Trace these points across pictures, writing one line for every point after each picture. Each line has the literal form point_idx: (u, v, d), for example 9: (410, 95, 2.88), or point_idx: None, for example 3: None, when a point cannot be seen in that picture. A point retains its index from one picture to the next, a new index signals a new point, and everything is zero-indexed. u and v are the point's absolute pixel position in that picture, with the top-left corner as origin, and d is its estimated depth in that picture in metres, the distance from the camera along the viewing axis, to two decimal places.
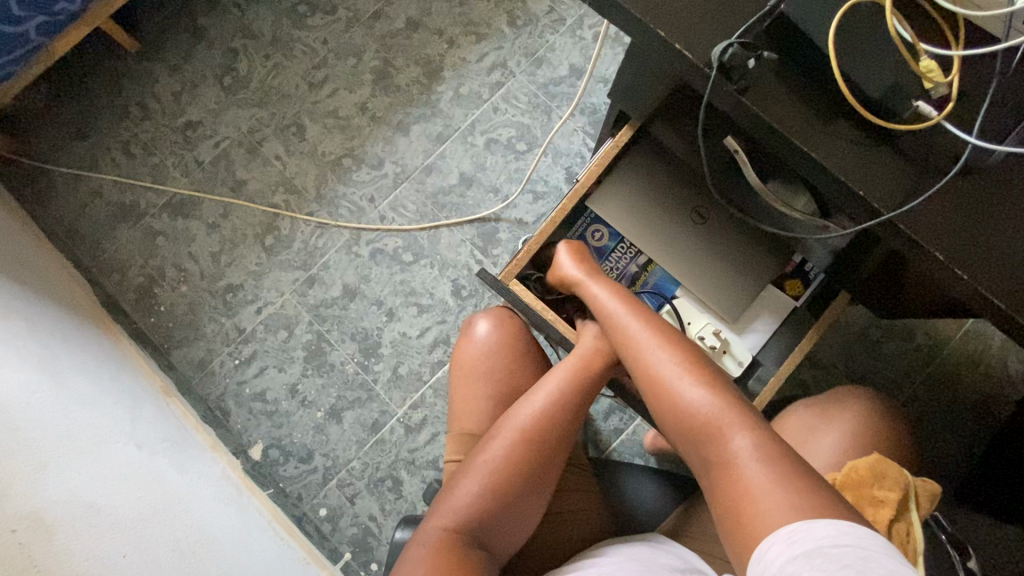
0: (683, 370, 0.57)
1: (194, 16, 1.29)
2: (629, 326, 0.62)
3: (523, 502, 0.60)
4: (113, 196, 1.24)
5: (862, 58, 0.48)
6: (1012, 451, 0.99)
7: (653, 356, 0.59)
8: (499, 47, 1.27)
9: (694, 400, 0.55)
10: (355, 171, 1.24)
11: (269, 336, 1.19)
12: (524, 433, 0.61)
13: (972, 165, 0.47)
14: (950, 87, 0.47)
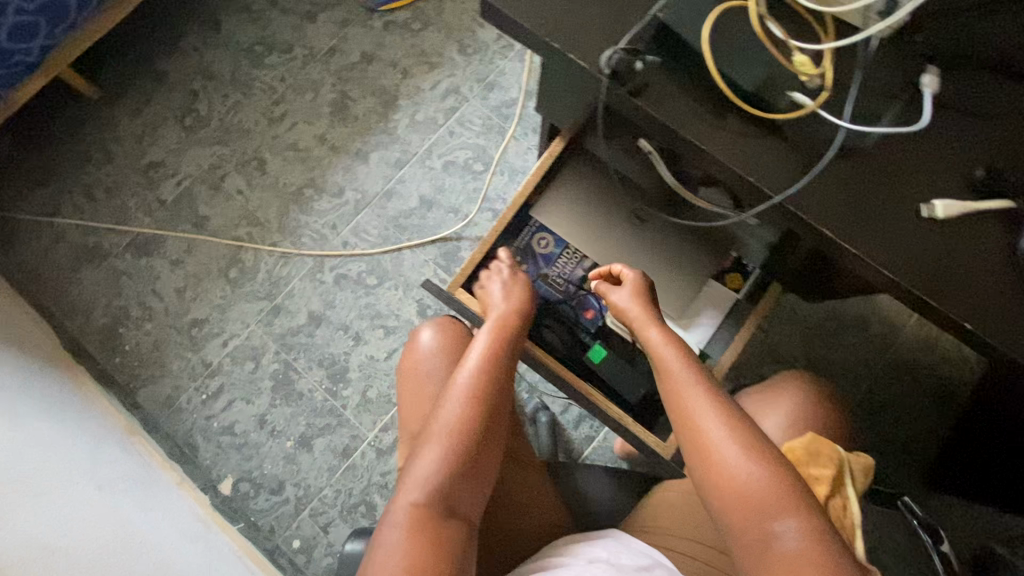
0: (738, 440, 0.54)
1: (154, 61, 1.33)
2: (683, 381, 0.58)
3: (483, 464, 0.59)
4: (76, 238, 1.25)
5: (734, 56, 0.52)
6: (971, 429, 1.01)
7: (704, 418, 0.56)
8: (451, 74, 1.32)
9: (752, 477, 0.52)
10: (316, 200, 1.27)
11: (236, 368, 1.19)
12: (467, 395, 0.61)
13: (849, 150, 0.50)
14: (823, 77, 0.52)
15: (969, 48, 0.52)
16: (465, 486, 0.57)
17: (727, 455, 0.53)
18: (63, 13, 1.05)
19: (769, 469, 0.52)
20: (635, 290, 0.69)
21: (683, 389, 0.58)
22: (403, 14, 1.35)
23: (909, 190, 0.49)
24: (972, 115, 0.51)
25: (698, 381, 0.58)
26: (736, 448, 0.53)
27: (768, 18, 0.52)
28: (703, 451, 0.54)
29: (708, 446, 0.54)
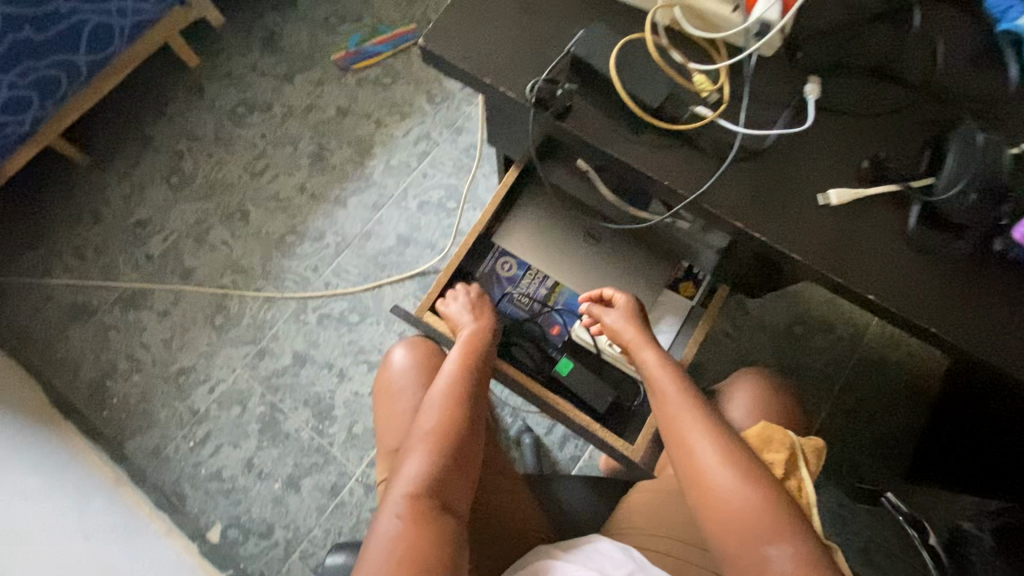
0: (732, 459, 0.56)
1: (141, 127, 1.41)
2: (678, 404, 0.61)
3: (467, 460, 0.61)
4: (65, 297, 1.29)
5: (642, 72, 0.53)
6: (942, 419, 1.05)
7: (696, 444, 0.58)
8: (422, 121, 1.40)
9: (747, 496, 0.54)
10: (298, 245, 1.32)
11: (223, 413, 1.21)
12: (450, 402, 0.65)
13: (749, 150, 0.53)
14: (722, 92, 0.54)
15: (862, 44, 0.54)
16: (456, 482, 0.59)
17: (722, 474, 0.56)
18: (54, 87, 1.13)
19: (763, 488, 0.55)
20: (626, 316, 0.73)
21: (681, 413, 0.61)
22: (375, 70, 1.44)
23: (812, 181, 0.52)
24: (872, 104, 0.53)
25: (692, 403, 0.61)
26: (728, 472, 0.56)
27: (661, 42, 0.54)
28: (700, 471, 0.57)
29: (704, 465, 0.57)
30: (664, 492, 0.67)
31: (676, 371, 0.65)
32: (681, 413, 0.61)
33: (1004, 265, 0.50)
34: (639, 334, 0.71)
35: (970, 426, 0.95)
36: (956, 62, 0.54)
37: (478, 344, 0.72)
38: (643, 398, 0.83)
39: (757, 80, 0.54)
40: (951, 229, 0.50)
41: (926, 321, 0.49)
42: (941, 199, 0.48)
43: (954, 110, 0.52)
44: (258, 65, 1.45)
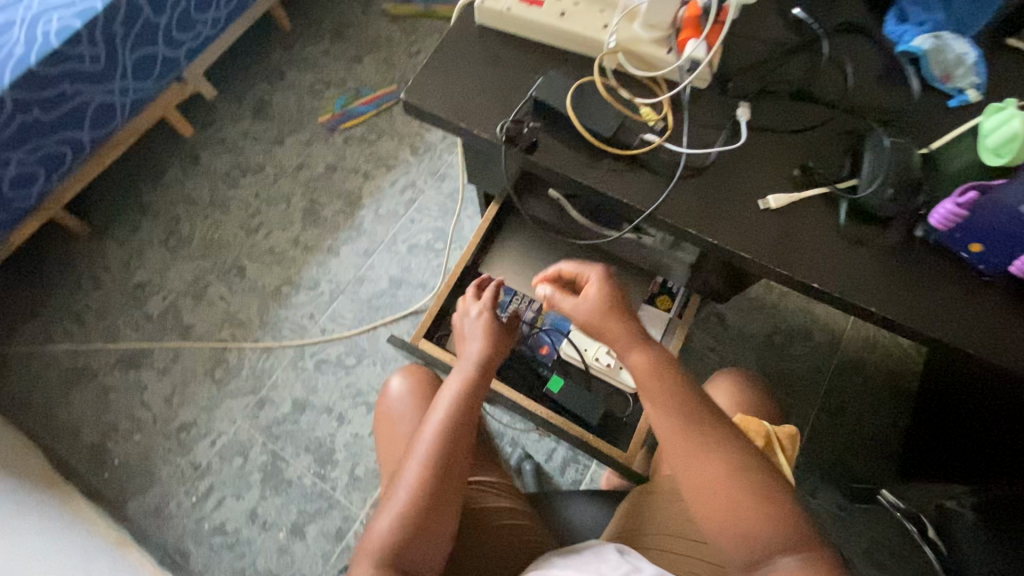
0: (732, 473, 0.51)
1: (140, 195, 1.49)
2: (671, 413, 0.55)
3: (440, 519, 0.59)
4: (67, 362, 1.32)
5: (595, 105, 0.61)
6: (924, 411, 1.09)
7: (703, 470, 0.52)
8: (407, 171, 1.49)
9: (749, 514, 0.50)
10: (293, 295, 1.37)
11: (225, 465, 1.22)
12: (436, 448, 0.61)
13: (695, 167, 0.60)
14: (666, 120, 0.61)
15: (781, 72, 0.63)
16: (428, 542, 0.58)
17: (719, 491, 0.51)
18: (59, 162, 1.21)
19: (765, 503, 0.50)
20: (592, 309, 0.61)
21: (676, 427, 0.54)
22: (360, 128, 1.54)
23: (752, 190, 0.59)
24: (796, 120, 0.61)
25: (689, 413, 0.54)
26: (736, 503, 0.50)
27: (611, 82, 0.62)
28: (698, 487, 0.52)
29: (702, 481, 0.52)
30: (655, 494, 0.71)
31: (671, 371, 0.57)
32: (694, 431, 0.54)
33: (928, 248, 0.56)
34: (628, 326, 0.60)
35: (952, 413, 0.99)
36: (865, 80, 0.62)
37: (469, 374, 0.65)
38: (633, 409, 0.87)
39: (697, 106, 0.62)
40: (878, 221, 0.57)
41: (867, 303, 0.55)
42: (863, 195, 0.55)
43: (866, 119, 0.60)
44: (250, 131, 1.55)
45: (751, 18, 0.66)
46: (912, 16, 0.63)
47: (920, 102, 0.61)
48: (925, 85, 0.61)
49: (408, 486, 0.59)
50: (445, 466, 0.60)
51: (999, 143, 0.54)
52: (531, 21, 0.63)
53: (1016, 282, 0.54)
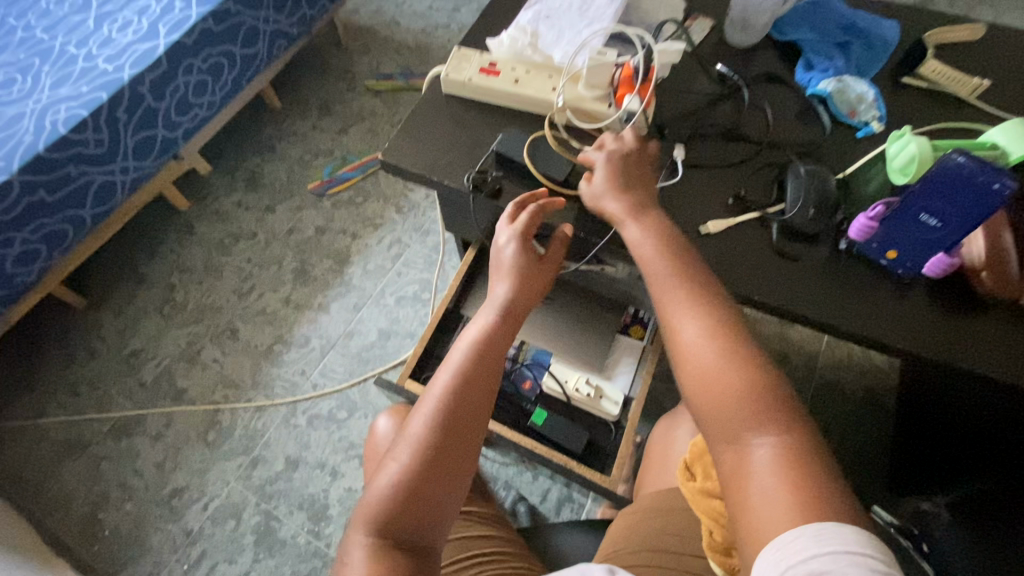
0: (721, 348, 0.52)
1: (136, 267, 1.55)
2: (667, 287, 0.56)
3: (456, 438, 0.58)
4: (59, 434, 1.33)
5: (549, 154, 0.69)
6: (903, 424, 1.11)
7: (683, 329, 0.54)
8: (393, 228, 1.58)
9: (730, 385, 0.50)
10: (285, 353, 1.41)
11: (218, 529, 1.21)
12: (463, 362, 0.61)
13: None
14: None
15: (710, 117, 0.72)
16: (448, 460, 0.57)
17: (704, 361, 0.52)
18: (62, 238, 1.28)
19: (749, 374, 0.50)
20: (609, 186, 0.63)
21: (674, 302, 0.55)
22: (347, 192, 1.64)
23: (692, 219, 0.66)
24: (726, 157, 0.69)
25: (680, 280, 0.56)
26: (718, 354, 0.51)
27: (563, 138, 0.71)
28: (686, 362, 0.53)
29: (691, 356, 0.53)
30: (637, 518, 0.74)
31: (681, 256, 0.58)
32: (676, 296, 0.56)
33: (852, 258, 0.63)
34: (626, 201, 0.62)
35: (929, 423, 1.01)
36: (784, 119, 0.71)
37: (509, 290, 0.64)
38: (616, 436, 0.91)
39: None
40: (806, 238, 0.64)
41: (803, 309, 0.61)
42: (789, 215, 0.63)
43: (786, 152, 0.69)
44: (243, 201, 1.64)
45: (680, 75, 0.76)
46: (817, 65, 0.73)
47: (834, 135, 0.70)
48: (836, 121, 0.70)
49: (432, 397, 0.59)
50: (472, 383, 0.60)
51: (904, 164, 0.62)
52: (490, 88, 0.72)
53: (932, 283, 0.61)
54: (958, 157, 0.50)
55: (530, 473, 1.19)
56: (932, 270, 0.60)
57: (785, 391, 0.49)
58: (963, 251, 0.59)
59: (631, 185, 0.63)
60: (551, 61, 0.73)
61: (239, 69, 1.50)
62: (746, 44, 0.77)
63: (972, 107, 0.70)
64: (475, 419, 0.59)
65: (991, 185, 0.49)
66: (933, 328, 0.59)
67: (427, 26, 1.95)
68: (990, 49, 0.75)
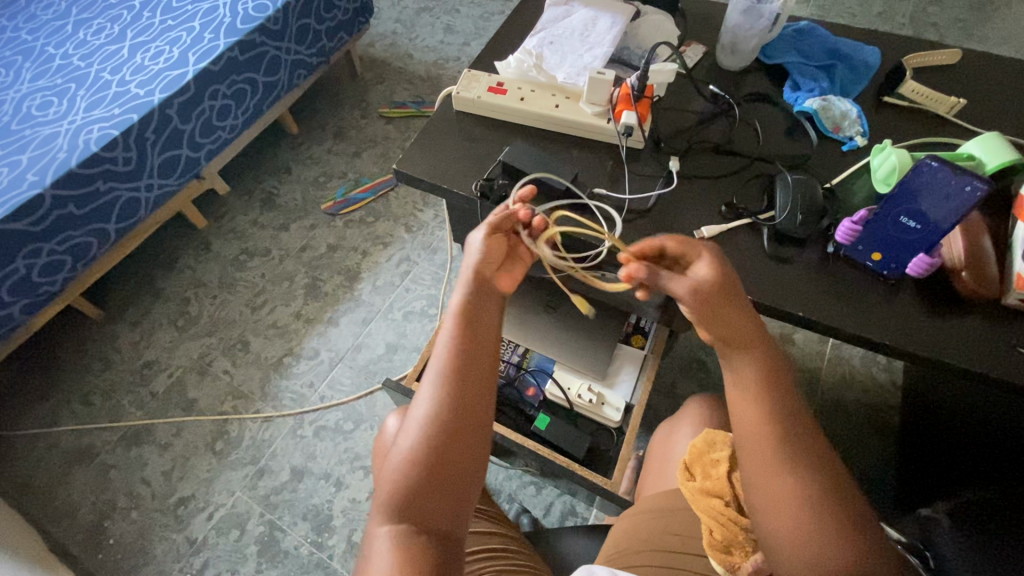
0: (813, 503, 0.49)
1: (153, 281, 1.60)
2: (752, 411, 0.53)
3: (462, 432, 0.53)
4: (70, 443, 1.35)
5: (552, 164, 0.73)
6: (909, 440, 1.09)
7: (782, 467, 0.51)
8: (402, 247, 1.62)
9: (818, 545, 0.49)
10: (294, 365, 1.44)
11: (222, 539, 1.21)
12: (457, 356, 0.55)
13: (636, 209, 0.71)
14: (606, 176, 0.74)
15: (704, 132, 0.77)
16: (453, 455, 0.52)
17: (799, 508, 0.49)
18: (87, 250, 1.34)
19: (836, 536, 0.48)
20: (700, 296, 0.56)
21: (763, 451, 0.52)
22: (359, 212, 1.70)
23: (688, 224, 0.70)
24: (719, 168, 0.74)
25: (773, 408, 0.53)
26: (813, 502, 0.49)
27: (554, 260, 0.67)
28: (777, 514, 0.50)
29: (788, 506, 0.50)
30: (640, 517, 0.75)
31: (773, 394, 0.54)
32: (764, 430, 0.52)
33: (840, 261, 0.66)
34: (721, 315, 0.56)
35: (935, 434, 0.99)
36: (772, 136, 0.76)
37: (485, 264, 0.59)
38: (617, 441, 0.93)
39: (638, 161, 0.75)
40: (796, 242, 0.68)
41: (794, 307, 0.64)
42: (779, 220, 0.66)
43: (776, 163, 0.73)
44: (258, 220, 1.71)
45: (676, 94, 0.82)
46: (803, 85, 0.79)
47: (820, 148, 0.75)
48: (822, 136, 0.75)
49: (430, 382, 0.54)
50: (472, 377, 0.55)
51: (886, 175, 0.66)
52: (498, 105, 0.78)
53: (918, 284, 0.64)
54: (931, 162, 0.54)
55: (533, 486, 1.19)
56: (915, 270, 0.63)
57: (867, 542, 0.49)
58: (944, 252, 0.63)
59: (722, 306, 0.56)
60: (555, 82, 0.79)
61: (261, 95, 1.59)
62: (736, 67, 0.83)
63: (950, 123, 0.75)
64: (485, 406, 0.55)
65: (964, 187, 0.53)
66: (919, 328, 0.62)
67: (438, 59, 2.05)
68: (965, 71, 0.81)
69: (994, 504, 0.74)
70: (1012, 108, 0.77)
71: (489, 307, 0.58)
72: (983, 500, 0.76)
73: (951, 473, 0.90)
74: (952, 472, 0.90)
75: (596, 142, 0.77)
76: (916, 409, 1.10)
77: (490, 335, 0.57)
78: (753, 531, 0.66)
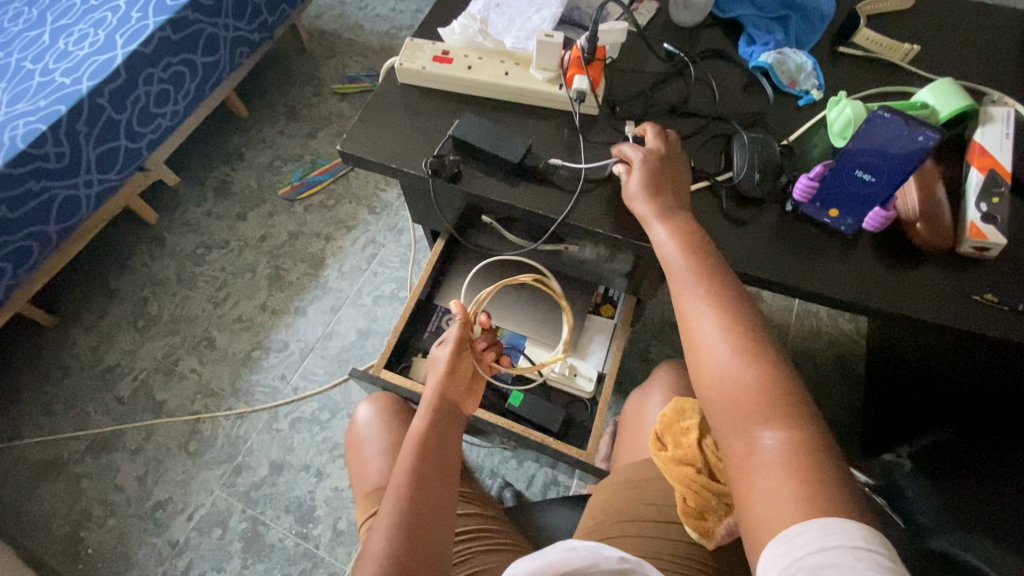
0: (738, 332, 0.51)
1: (107, 282, 1.53)
2: (688, 280, 0.56)
3: (432, 503, 0.56)
4: (35, 455, 1.31)
5: (503, 135, 0.70)
6: (873, 389, 1.12)
7: (703, 322, 0.53)
8: (367, 230, 1.57)
9: (738, 395, 0.48)
10: (264, 358, 1.40)
11: (204, 539, 1.20)
12: (415, 472, 0.58)
13: (593, 179, 0.69)
14: (561, 146, 0.71)
15: (658, 94, 0.75)
16: (426, 523, 0.55)
17: (721, 363, 0.50)
18: (27, 256, 1.26)
19: (763, 370, 0.49)
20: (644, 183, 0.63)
21: (686, 310, 0.55)
22: (318, 195, 1.64)
23: None
24: (675, 130, 0.72)
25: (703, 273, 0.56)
26: (730, 348, 0.50)
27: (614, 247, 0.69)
28: (702, 362, 0.52)
29: (706, 354, 0.52)
30: (614, 488, 0.76)
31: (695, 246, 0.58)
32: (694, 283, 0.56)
33: (799, 219, 0.66)
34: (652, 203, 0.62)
35: (899, 378, 1.02)
36: (729, 94, 0.74)
37: (445, 388, 0.68)
38: (591, 411, 0.94)
39: (593, 128, 0.73)
40: (755, 203, 0.67)
41: (756, 271, 0.64)
42: (737, 181, 0.65)
43: (732, 123, 0.72)
44: (213, 211, 1.63)
45: (630, 55, 0.79)
46: (758, 39, 0.76)
47: (777, 103, 0.73)
48: (779, 91, 0.74)
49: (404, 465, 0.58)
50: (433, 494, 0.57)
51: (842, 128, 0.66)
52: (443, 75, 0.74)
53: (874, 238, 0.64)
54: (884, 113, 0.54)
55: (515, 460, 1.20)
56: (871, 224, 0.62)
57: (781, 392, 0.47)
58: (898, 203, 0.62)
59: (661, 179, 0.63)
60: (503, 47, 0.75)
61: (201, 77, 1.50)
62: (690, 22, 0.80)
63: (904, 71, 0.74)
64: (444, 486, 0.58)
65: (917, 136, 0.54)
66: (875, 283, 0.62)
67: (391, 28, 1.95)
68: (919, 17, 0.79)
69: (952, 447, 0.78)
70: (965, 53, 0.76)
71: (452, 421, 0.65)
72: (948, 441, 0.80)
73: (917, 416, 0.93)
74: (915, 415, 0.94)
75: (550, 109, 0.74)
76: (879, 356, 1.13)
77: (450, 445, 0.62)
78: (725, 496, 0.67)
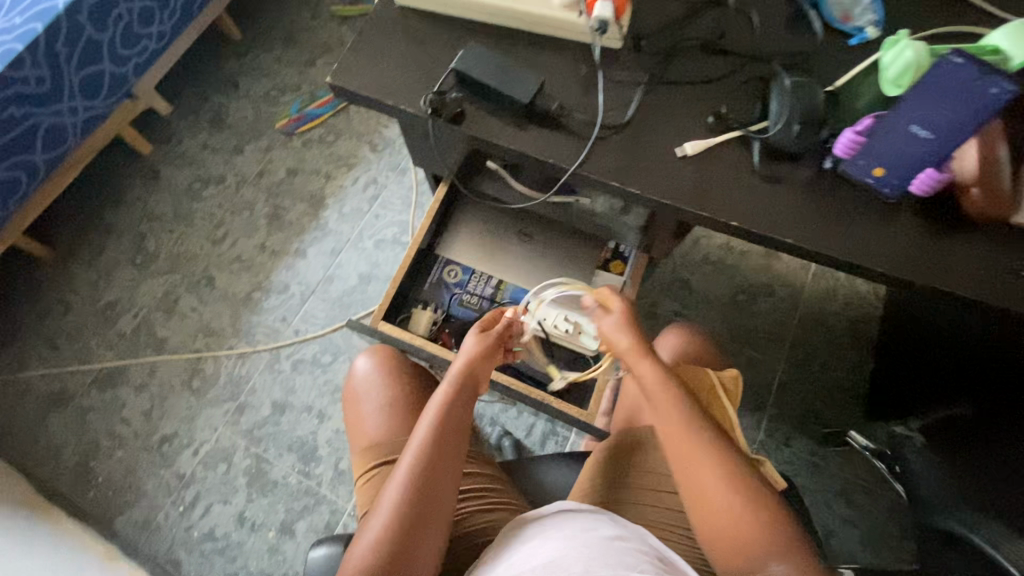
0: (732, 474, 0.57)
1: (102, 216, 1.48)
2: (678, 426, 0.60)
3: (440, 477, 0.58)
4: (43, 387, 1.32)
5: (512, 72, 0.62)
6: (884, 356, 1.08)
7: (703, 469, 0.58)
8: (368, 169, 1.50)
9: (741, 533, 0.55)
10: (264, 300, 1.38)
11: (210, 473, 1.23)
12: (429, 447, 0.59)
13: (610, 125, 0.62)
14: (578, 87, 0.64)
15: (690, 27, 0.66)
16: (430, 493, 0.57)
17: (724, 503, 0.56)
18: (16, 187, 1.22)
19: (760, 508, 0.56)
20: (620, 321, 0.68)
21: (681, 468, 0.59)
22: (317, 130, 1.55)
23: (670, 141, 0.62)
24: (706, 72, 0.64)
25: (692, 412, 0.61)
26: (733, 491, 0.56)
27: (627, 196, 0.62)
28: (709, 515, 0.57)
29: (707, 498, 0.57)
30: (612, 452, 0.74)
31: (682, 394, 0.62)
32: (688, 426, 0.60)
33: (837, 178, 0.59)
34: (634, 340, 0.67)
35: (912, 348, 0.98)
36: (772, 29, 0.66)
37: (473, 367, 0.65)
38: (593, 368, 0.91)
39: (615, 65, 0.65)
40: (789, 157, 0.60)
41: (785, 236, 0.58)
42: (772, 132, 0.58)
43: (771, 64, 0.63)
44: (208, 143, 1.56)
45: None
46: None
47: (825, 41, 0.64)
48: (828, 27, 0.64)
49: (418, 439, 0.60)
50: (439, 471, 0.58)
51: (897, 74, 0.55)
52: None
53: (919, 203, 0.58)
54: (953, 59, 0.48)
55: (515, 410, 1.20)
56: (920, 187, 0.56)
57: (773, 531, 0.55)
58: (955, 165, 0.54)
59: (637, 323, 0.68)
60: None
61: None
62: None
63: (976, 7, 0.65)
64: (450, 470, 0.59)
65: (987, 89, 0.47)
66: (916, 254, 0.57)
67: None
68: None
69: (966, 425, 0.75)
70: None
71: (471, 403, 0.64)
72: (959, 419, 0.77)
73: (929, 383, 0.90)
74: (927, 385, 0.91)
75: (566, 41, 0.66)
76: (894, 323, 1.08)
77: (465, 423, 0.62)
78: None
